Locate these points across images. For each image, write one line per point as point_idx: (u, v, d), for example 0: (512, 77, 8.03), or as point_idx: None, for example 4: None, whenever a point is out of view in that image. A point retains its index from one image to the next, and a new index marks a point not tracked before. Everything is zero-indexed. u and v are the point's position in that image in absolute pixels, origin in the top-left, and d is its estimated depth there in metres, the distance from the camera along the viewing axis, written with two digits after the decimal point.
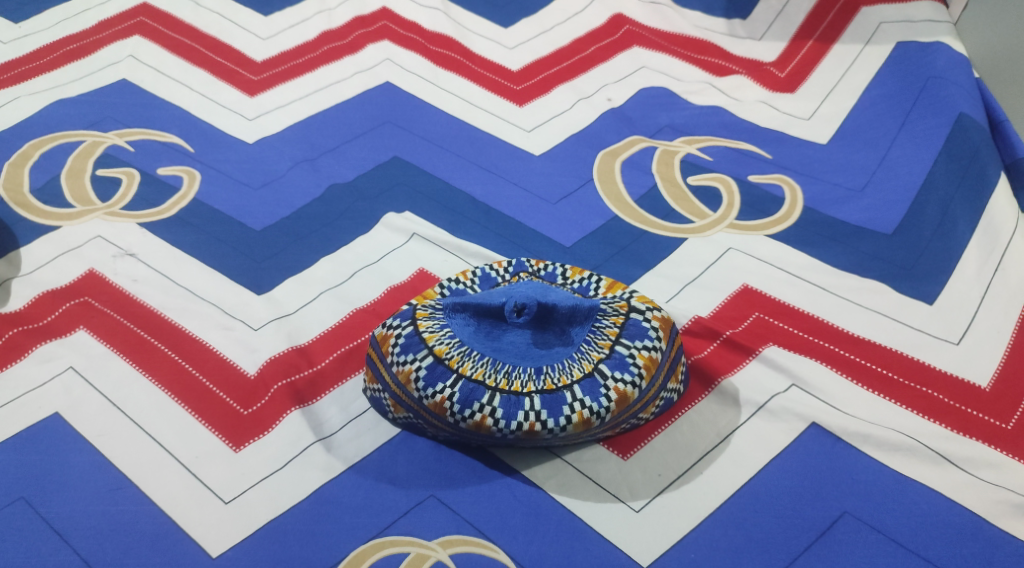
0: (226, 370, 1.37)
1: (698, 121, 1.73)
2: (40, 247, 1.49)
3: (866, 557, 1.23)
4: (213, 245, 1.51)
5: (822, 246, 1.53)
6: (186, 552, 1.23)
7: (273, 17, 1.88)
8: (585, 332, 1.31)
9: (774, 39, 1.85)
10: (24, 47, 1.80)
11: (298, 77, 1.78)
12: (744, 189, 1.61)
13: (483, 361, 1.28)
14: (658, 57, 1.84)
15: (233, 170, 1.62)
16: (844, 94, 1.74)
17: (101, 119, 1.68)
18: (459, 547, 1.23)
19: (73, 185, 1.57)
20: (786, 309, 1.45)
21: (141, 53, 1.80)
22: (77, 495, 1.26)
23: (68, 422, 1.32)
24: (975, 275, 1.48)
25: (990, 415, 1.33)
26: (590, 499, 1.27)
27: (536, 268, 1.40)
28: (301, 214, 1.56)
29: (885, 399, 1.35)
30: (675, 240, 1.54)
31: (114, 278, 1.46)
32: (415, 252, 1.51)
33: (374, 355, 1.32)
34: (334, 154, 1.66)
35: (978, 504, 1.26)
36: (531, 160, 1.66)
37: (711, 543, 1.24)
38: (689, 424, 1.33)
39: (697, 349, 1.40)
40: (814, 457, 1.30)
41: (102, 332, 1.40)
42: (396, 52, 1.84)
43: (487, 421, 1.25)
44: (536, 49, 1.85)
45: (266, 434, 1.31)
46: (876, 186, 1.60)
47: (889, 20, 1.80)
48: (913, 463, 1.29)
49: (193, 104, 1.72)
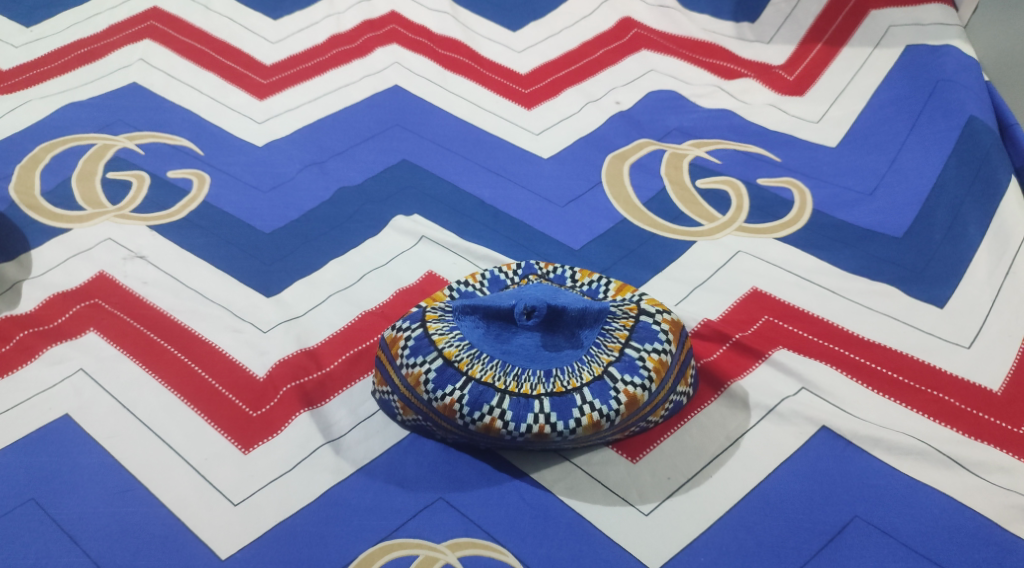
0: (235, 373, 1.37)
1: (706, 125, 1.73)
2: (50, 249, 1.49)
3: (876, 561, 1.22)
4: (222, 247, 1.51)
5: (830, 250, 1.52)
6: (195, 554, 1.23)
7: (282, 21, 1.88)
8: (594, 334, 1.31)
9: (783, 43, 1.85)
10: (35, 51, 1.81)
11: (307, 80, 1.78)
12: (753, 192, 1.61)
13: (492, 364, 1.28)
14: (667, 61, 1.84)
15: (242, 172, 1.62)
16: (853, 97, 1.74)
17: (112, 123, 1.68)
18: (468, 550, 1.23)
19: (84, 188, 1.57)
20: (795, 312, 1.45)
21: (151, 57, 1.81)
22: (87, 497, 1.26)
23: (78, 424, 1.32)
24: (986, 278, 1.47)
25: (1001, 419, 1.33)
26: (599, 502, 1.27)
27: (545, 271, 1.40)
28: (310, 217, 1.56)
29: (895, 403, 1.35)
30: (684, 243, 1.53)
31: (124, 281, 1.47)
32: (423, 254, 1.51)
33: (384, 357, 1.32)
34: (343, 157, 1.66)
35: (989, 508, 1.26)
36: (539, 163, 1.66)
37: (720, 546, 1.24)
38: (698, 428, 1.33)
39: (706, 352, 1.40)
40: (824, 461, 1.30)
41: (112, 334, 1.40)
42: (405, 56, 1.84)
43: (497, 424, 1.25)
44: (545, 53, 1.86)
45: (275, 436, 1.32)
46: (886, 189, 1.60)
47: (897, 24, 1.81)
48: (924, 467, 1.29)
49: (202, 107, 1.73)
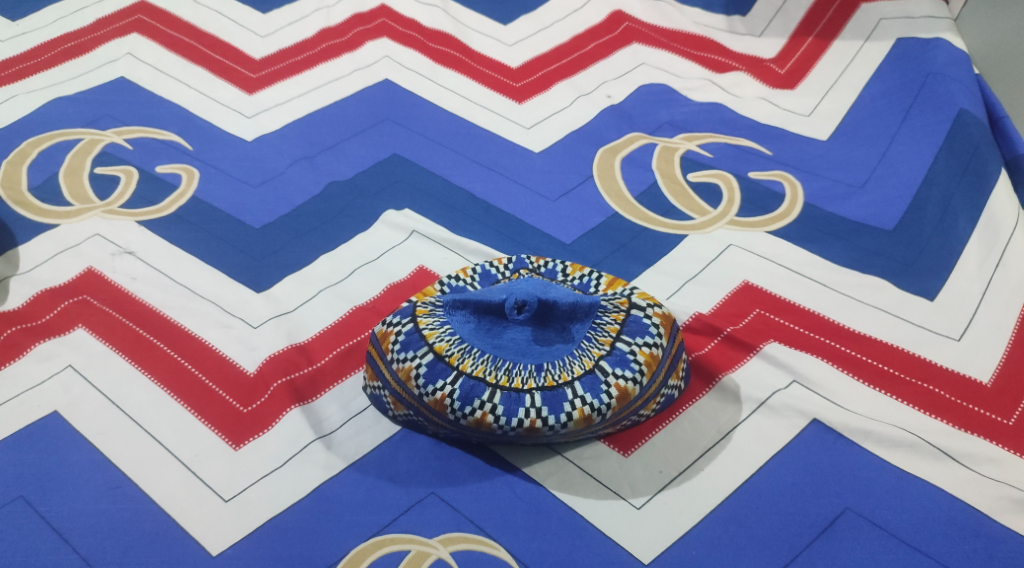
0: (225, 368, 1.37)
1: (697, 118, 1.72)
2: (38, 245, 1.48)
3: (868, 553, 1.23)
4: (212, 243, 1.50)
5: (822, 243, 1.52)
6: (186, 550, 1.22)
7: (271, 15, 1.87)
8: (585, 328, 1.31)
9: (774, 36, 1.85)
10: (22, 45, 1.80)
11: (297, 74, 1.77)
12: (744, 185, 1.60)
13: (483, 359, 1.27)
14: (658, 54, 1.84)
15: (231, 167, 1.62)
16: (844, 90, 1.74)
17: (100, 118, 1.67)
18: (460, 545, 1.23)
19: (72, 184, 1.56)
20: (787, 306, 1.45)
21: (139, 51, 1.80)
22: (77, 494, 1.26)
23: (67, 420, 1.32)
24: (977, 270, 1.47)
25: (991, 412, 1.33)
26: (591, 495, 1.27)
27: (536, 265, 1.40)
28: (300, 212, 1.55)
29: (887, 396, 1.35)
30: (676, 236, 1.53)
31: (113, 277, 1.46)
32: (414, 249, 1.51)
33: (374, 352, 1.31)
34: (333, 152, 1.65)
35: (980, 500, 1.26)
36: (530, 157, 1.66)
37: (712, 539, 1.24)
38: (690, 422, 1.33)
39: (697, 345, 1.40)
40: (816, 454, 1.30)
41: (101, 330, 1.40)
42: (395, 49, 1.83)
43: (488, 418, 1.25)
44: (536, 46, 1.85)
45: (266, 432, 1.31)
46: (877, 182, 1.59)
47: (888, 17, 1.81)
48: (915, 460, 1.29)
49: (191, 102, 1.72)
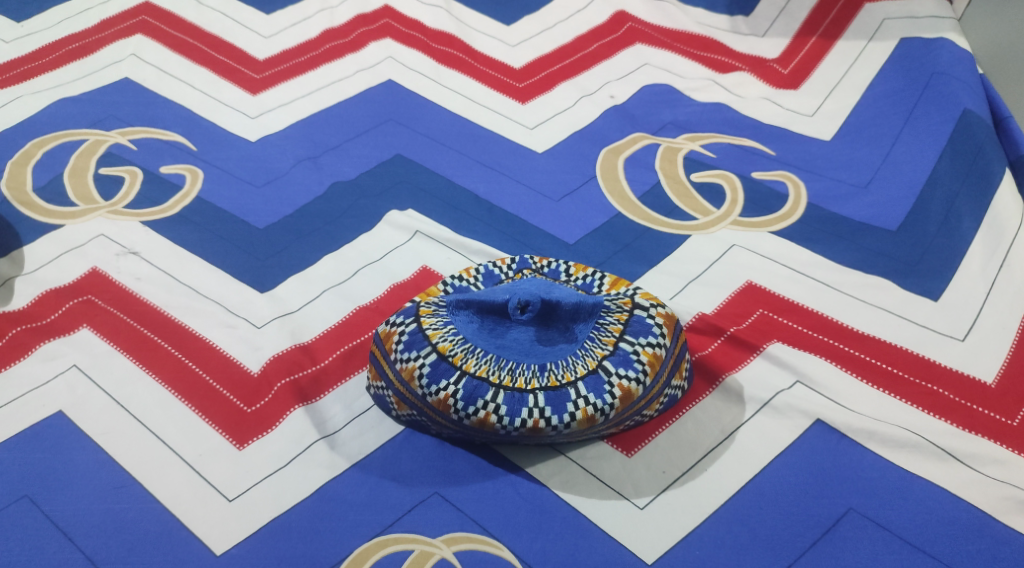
0: (229, 368, 1.37)
1: (701, 118, 1.72)
2: (43, 246, 1.49)
3: (871, 554, 1.22)
4: (216, 243, 1.51)
5: (825, 243, 1.52)
6: (190, 550, 1.23)
7: (275, 15, 1.87)
8: (589, 328, 1.31)
9: (777, 36, 1.85)
10: (26, 46, 1.80)
11: (301, 75, 1.78)
12: (748, 185, 1.60)
13: (486, 359, 1.27)
14: (661, 54, 1.84)
15: (236, 168, 1.62)
16: (848, 90, 1.74)
17: (105, 118, 1.67)
18: (463, 544, 1.23)
19: (76, 184, 1.57)
20: (790, 306, 1.45)
21: (143, 52, 1.80)
22: (81, 493, 1.26)
23: (71, 420, 1.32)
24: (980, 271, 1.47)
25: (995, 412, 1.33)
26: (594, 495, 1.27)
27: (539, 265, 1.40)
28: (304, 212, 1.56)
29: (890, 396, 1.35)
30: (678, 236, 1.53)
31: (117, 277, 1.46)
32: (418, 249, 1.51)
33: (378, 352, 1.32)
34: (337, 152, 1.65)
35: (984, 501, 1.26)
36: (533, 157, 1.66)
37: (715, 539, 1.24)
38: (693, 422, 1.33)
39: (700, 346, 1.40)
40: (819, 454, 1.30)
41: (106, 330, 1.40)
42: (398, 50, 1.83)
43: (491, 418, 1.25)
44: (539, 46, 1.85)
45: (269, 432, 1.31)
46: (880, 182, 1.59)
47: (892, 17, 1.80)
48: (919, 460, 1.29)
49: (195, 103, 1.72)
